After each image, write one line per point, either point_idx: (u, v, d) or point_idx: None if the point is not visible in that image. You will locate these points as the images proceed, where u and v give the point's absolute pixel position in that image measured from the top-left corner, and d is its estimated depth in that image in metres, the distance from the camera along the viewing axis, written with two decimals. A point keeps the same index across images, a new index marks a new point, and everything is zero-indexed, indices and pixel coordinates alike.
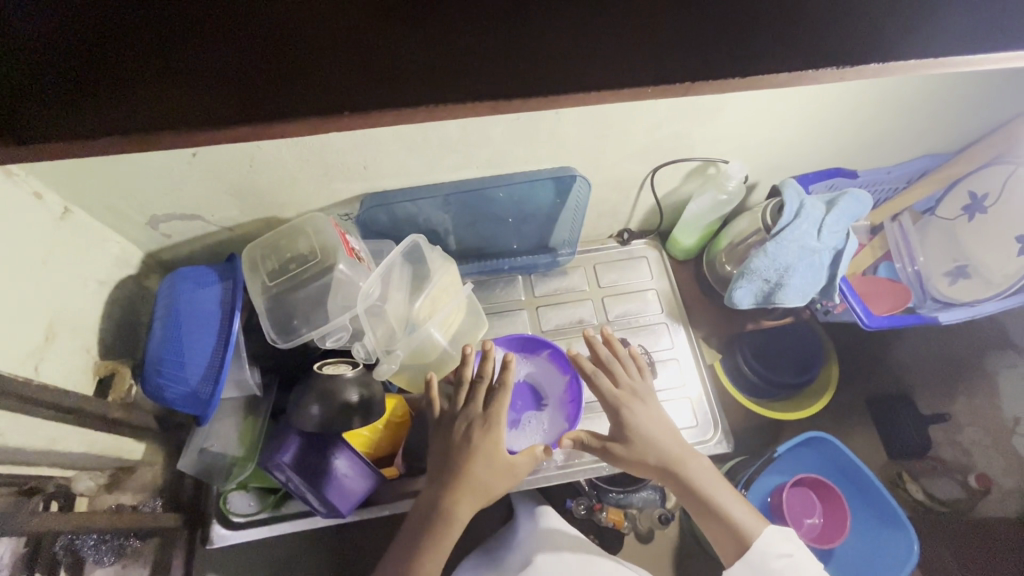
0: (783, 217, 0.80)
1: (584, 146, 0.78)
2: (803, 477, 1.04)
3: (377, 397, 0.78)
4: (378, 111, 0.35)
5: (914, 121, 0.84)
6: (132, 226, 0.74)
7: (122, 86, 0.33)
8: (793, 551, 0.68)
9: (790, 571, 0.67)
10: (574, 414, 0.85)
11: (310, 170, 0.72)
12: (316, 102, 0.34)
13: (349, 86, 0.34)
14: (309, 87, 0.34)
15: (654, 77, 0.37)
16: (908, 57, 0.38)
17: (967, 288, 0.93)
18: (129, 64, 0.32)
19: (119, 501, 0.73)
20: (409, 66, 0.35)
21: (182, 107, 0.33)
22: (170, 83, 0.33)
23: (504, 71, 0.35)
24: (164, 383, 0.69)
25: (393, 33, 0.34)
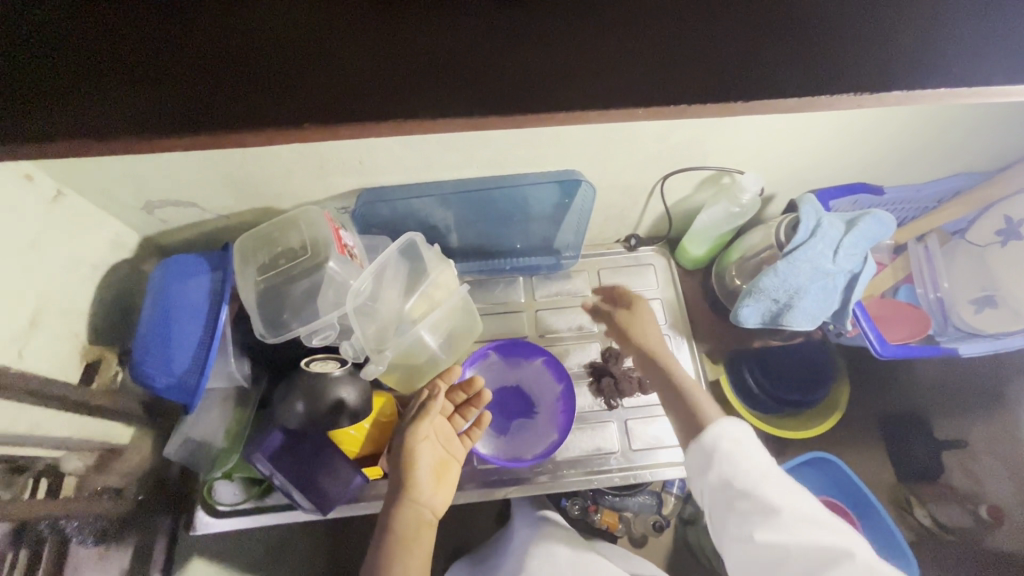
0: (797, 235, 0.76)
1: (590, 151, 0.74)
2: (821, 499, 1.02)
3: (361, 397, 0.77)
4: (335, 123, 0.34)
5: (948, 141, 0.79)
6: (127, 210, 0.73)
7: (85, 89, 0.33)
8: (740, 437, 0.63)
9: (763, 483, 0.57)
10: (565, 424, 0.83)
11: (304, 163, 0.70)
12: (275, 111, 0.33)
13: (312, 92, 0.33)
14: (271, 95, 0.33)
15: (655, 92, 0.34)
16: (915, 91, 0.35)
17: (991, 318, 0.88)
18: (98, 70, 0.33)
19: (105, 484, 0.73)
20: (376, 75, 0.34)
21: (139, 111, 0.33)
22: (134, 87, 0.33)
23: (485, 89, 0.34)
24: (148, 373, 0.69)
25: (377, 65, 0.34)
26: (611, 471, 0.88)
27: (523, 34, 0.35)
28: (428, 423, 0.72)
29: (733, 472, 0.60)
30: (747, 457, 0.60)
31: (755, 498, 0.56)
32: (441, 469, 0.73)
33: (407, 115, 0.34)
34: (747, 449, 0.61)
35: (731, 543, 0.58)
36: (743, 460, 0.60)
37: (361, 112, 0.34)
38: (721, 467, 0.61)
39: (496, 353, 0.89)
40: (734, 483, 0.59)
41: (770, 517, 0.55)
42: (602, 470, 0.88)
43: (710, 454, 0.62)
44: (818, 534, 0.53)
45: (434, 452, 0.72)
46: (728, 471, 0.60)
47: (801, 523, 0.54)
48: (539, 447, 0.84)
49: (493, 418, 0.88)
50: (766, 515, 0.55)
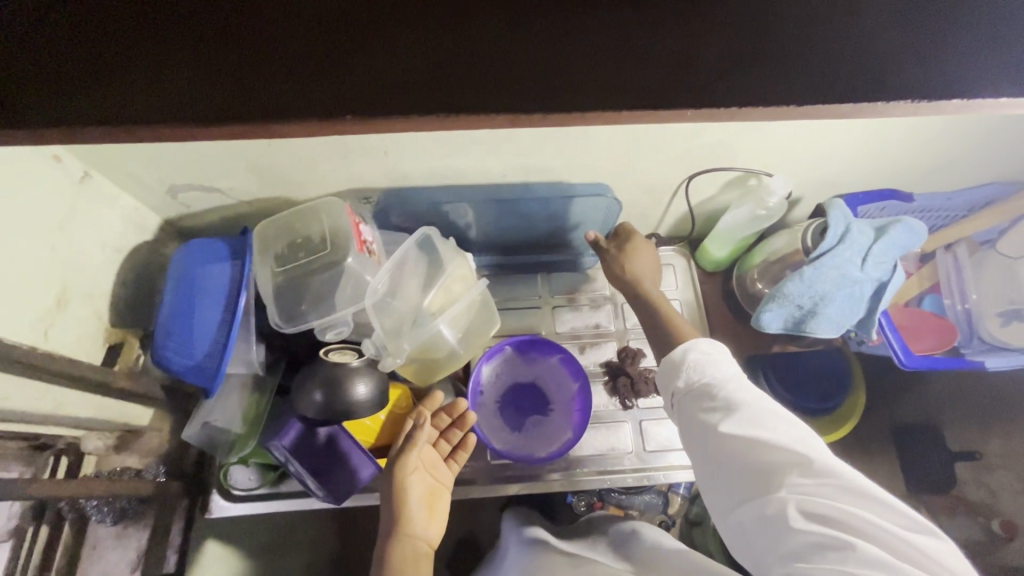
0: (825, 241, 0.74)
1: (616, 149, 0.73)
2: None
3: (378, 390, 0.77)
4: (375, 118, 0.34)
5: (985, 149, 0.77)
6: (151, 193, 0.73)
7: (135, 75, 0.33)
8: (713, 351, 0.60)
9: (734, 390, 0.56)
10: (581, 423, 0.84)
11: (328, 152, 0.69)
12: (317, 102, 0.33)
13: (355, 84, 0.33)
14: (318, 88, 0.33)
15: (697, 96, 0.34)
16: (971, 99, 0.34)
17: (1019, 331, 0.86)
18: (145, 54, 0.33)
19: (125, 464, 0.74)
20: (429, 79, 0.33)
21: (185, 95, 0.33)
22: (180, 70, 0.33)
23: (530, 85, 0.34)
24: (169, 356, 0.70)
25: (421, 58, 0.33)
26: (624, 472, 0.88)
27: (573, 31, 0.34)
28: (416, 456, 0.73)
29: (703, 381, 0.58)
30: (717, 365, 0.58)
31: (721, 401, 0.56)
32: (432, 499, 0.73)
33: (449, 111, 0.34)
34: (721, 362, 0.59)
35: (695, 445, 0.57)
36: (712, 369, 0.58)
37: (403, 107, 0.33)
38: (692, 376, 0.59)
39: (512, 348, 0.88)
40: (705, 389, 0.58)
41: (735, 413, 0.54)
42: (615, 470, 0.88)
43: (682, 365, 0.61)
44: (779, 425, 0.52)
45: (423, 483, 0.73)
46: (699, 381, 0.59)
47: (763, 419, 0.52)
48: (553, 445, 0.84)
49: (507, 414, 0.88)
50: (733, 412, 0.54)
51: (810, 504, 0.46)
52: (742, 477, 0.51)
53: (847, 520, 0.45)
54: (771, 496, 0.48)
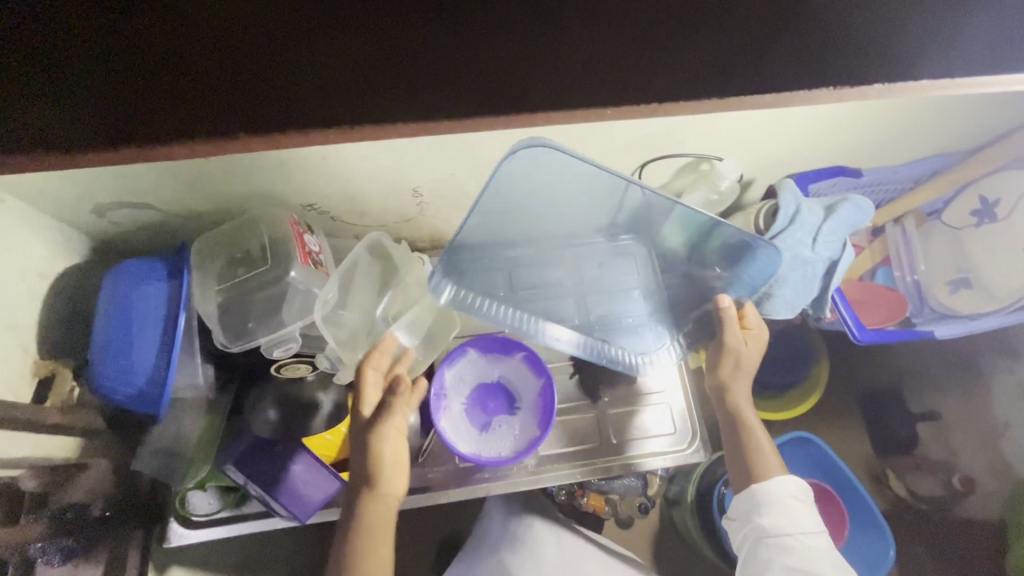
0: (776, 222, 0.76)
1: (564, 141, 0.72)
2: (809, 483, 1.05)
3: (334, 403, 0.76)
4: (283, 132, 0.31)
5: (929, 121, 0.78)
6: (75, 213, 0.69)
7: (2, 93, 0.29)
8: (799, 498, 0.73)
9: (798, 553, 0.68)
10: (546, 419, 0.83)
11: (263, 160, 0.66)
12: (210, 121, 0.31)
13: (232, 89, 0.31)
14: (224, 103, 0.31)
15: (620, 89, 0.33)
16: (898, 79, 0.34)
17: (967, 298, 0.89)
18: (12, 71, 0.29)
19: (69, 500, 0.68)
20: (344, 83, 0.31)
21: (65, 119, 0.30)
22: (52, 93, 0.30)
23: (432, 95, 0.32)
24: (108, 388, 0.66)
25: (313, 51, 0.31)
26: (595, 463, 0.90)
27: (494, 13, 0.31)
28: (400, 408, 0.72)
29: (789, 527, 0.70)
30: (804, 517, 0.71)
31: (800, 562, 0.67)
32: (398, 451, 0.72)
33: (364, 121, 0.32)
34: (802, 514, 0.72)
35: (759, 552, 0.70)
36: (793, 524, 0.70)
37: (301, 119, 0.31)
38: (780, 516, 0.71)
39: (475, 350, 0.87)
40: (790, 535, 0.69)
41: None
42: (587, 462, 0.90)
43: (767, 496, 0.72)
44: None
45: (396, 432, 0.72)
46: (787, 525, 0.70)
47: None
48: (519, 444, 0.83)
49: (474, 416, 0.86)
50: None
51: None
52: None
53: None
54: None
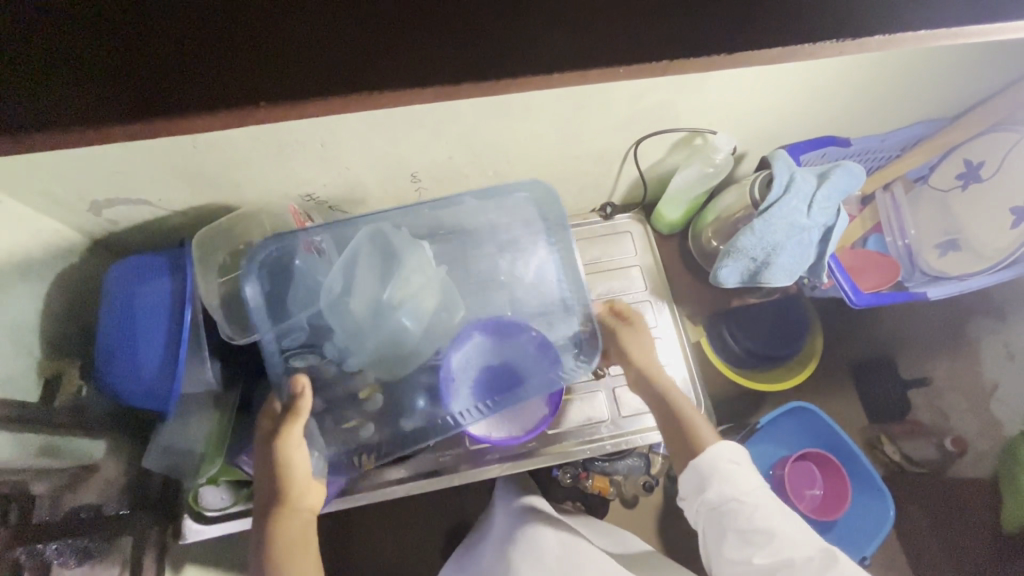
0: (771, 193, 0.77)
1: (561, 120, 0.72)
2: (807, 451, 1.08)
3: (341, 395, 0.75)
4: (286, 108, 0.34)
5: (916, 86, 0.79)
6: (71, 212, 0.68)
7: (52, 75, 0.33)
8: (737, 459, 0.70)
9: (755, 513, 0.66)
10: (556, 400, 0.84)
11: (261, 150, 0.66)
12: (233, 90, 0.34)
13: (251, 71, 0.34)
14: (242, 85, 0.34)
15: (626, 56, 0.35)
16: (891, 35, 0.35)
17: (956, 260, 0.91)
18: (61, 57, 0.33)
19: (81, 501, 0.68)
20: (354, 64, 0.34)
21: (101, 99, 0.33)
22: (89, 77, 0.33)
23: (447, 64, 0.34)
24: (116, 384, 0.66)
25: (328, 39, 0.34)
26: (602, 439, 0.90)
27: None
28: (278, 448, 0.65)
29: (732, 492, 0.67)
30: (744, 478, 0.68)
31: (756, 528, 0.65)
32: (296, 491, 0.66)
33: (382, 91, 0.34)
34: (742, 474, 0.69)
35: (712, 523, 0.68)
36: (741, 481, 0.68)
37: (312, 87, 0.34)
38: (722, 485, 0.68)
39: (480, 335, 0.81)
40: (734, 500, 0.67)
41: (766, 540, 0.65)
42: (594, 439, 0.90)
43: (707, 471, 0.69)
44: (800, 544, 0.65)
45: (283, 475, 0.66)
46: (729, 490, 0.67)
47: (785, 545, 0.64)
48: (530, 425, 0.83)
49: None
50: (764, 536, 0.65)
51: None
52: (793, 547, 0.64)
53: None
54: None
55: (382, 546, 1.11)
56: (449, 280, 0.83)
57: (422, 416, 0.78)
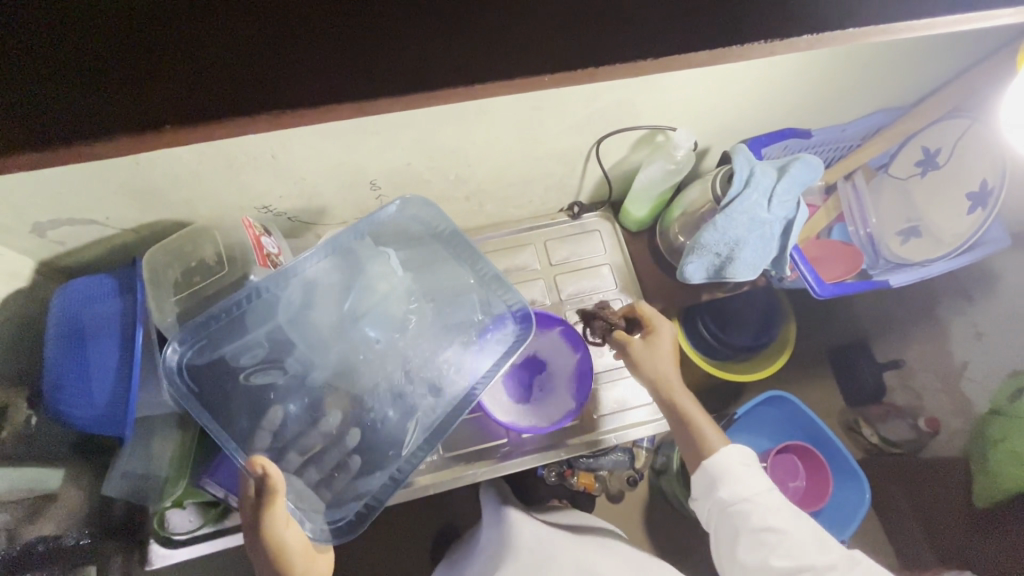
0: (732, 188, 0.76)
1: (519, 121, 0.71)
2: (791, 445, 1.08)
3: (339, 418, 0.72)
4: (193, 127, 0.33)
5: (870, 78, 0.80)
6: (13, 234, 0.66)
7: None
8: (748, 462, 0.72)
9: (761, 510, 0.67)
10: (582, 393, 0.86)
11: (210, 164, 0.64)
12: (75, 120, 0.32)
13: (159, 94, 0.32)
14: (147, 105, 0.32)
15: (553, 64, 0.35)
16: (820, 32, 0.36)
17: (916, 247, 0.92)
18: None
19: (40, 533, 0.66)
20: (265, 87, 0.33)
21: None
22: None
23: (300, 89, 0.33)
24: (64, 410, 0.63)
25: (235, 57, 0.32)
26: (577, 440, 0.91)
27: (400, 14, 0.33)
28: (265, 527, 0.63)
29: (741, 492, 0.69)
30: (746, 481, 0.69)
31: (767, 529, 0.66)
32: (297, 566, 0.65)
33: (254, 112, 0.33)
34: (755, 476, 0.70)
35: (724, 525, 0.70)
36: (739, 484, 0.69)
37: (165, 119, 0.33)
38: (730, 484, 0.70)
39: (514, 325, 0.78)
40: (744, 502, 0.68)
41: (766, 537, 0.66)
42: (569, 440, 0.90)
43: (718, 474, 0.71)
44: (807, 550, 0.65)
45: (279, 557, 0.64)
46: (739, 490, 0.69)
47: (790, 542, 0.65)
48: (557, 415, 0.87)
49: (512, 388, 0.89)
50: (765, 534, 0.66)
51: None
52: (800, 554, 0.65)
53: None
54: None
55: (363, 557, 1.10)
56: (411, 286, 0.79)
57: (390, 420, 0.73)
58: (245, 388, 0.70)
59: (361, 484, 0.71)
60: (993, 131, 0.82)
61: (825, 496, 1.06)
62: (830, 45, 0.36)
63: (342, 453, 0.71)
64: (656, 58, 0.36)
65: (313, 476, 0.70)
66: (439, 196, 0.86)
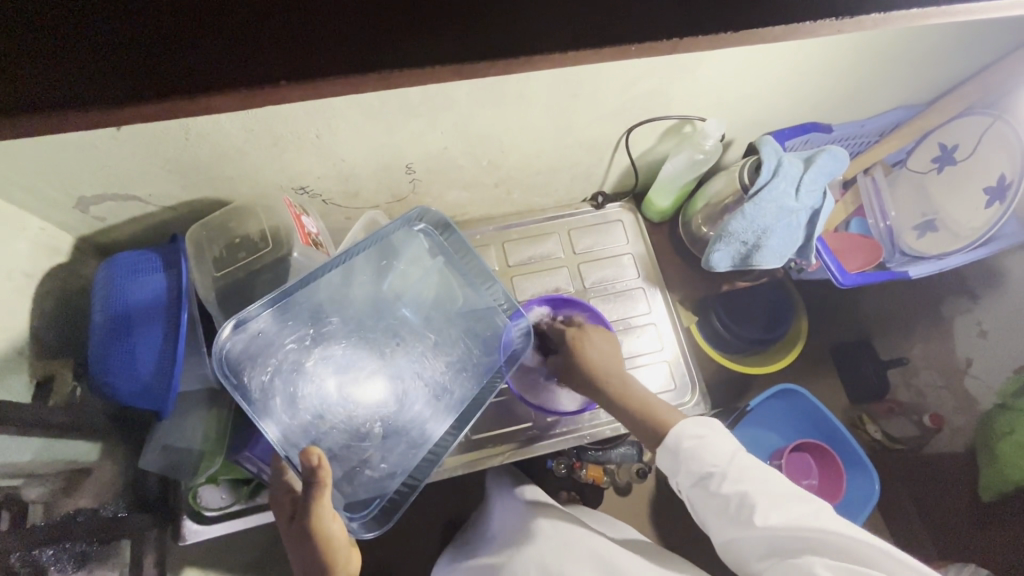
0: (760, 176, 0.78)
1: (555, 107, 0.72)
2: (804, 442, 1.11)
3: (366, 411, 0.71)
4: (206, 95, 0.29)
5: (895, 72, 0.82)
6: (57, 209, 0.66)
7: None
8: (703, 433, 0.64)
9: (701, 453, 0.62)
10: None
11: (256, 142, 0.65)
12: (68, 82, 0.27)
13: (166, 59, 0.28)
14: (152, 68, 0.28)
15: (620, 29, 0.32)
16: (890, 11, 0.34)
17: (934, 240, 0.94)
18: None
19: (77, 505, 0.67)
20: (298, 44, 0.29)
21: None
22: None
23: (339, 50, 0.29)
24: (111, 381, 0.64)
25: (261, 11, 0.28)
26: (602, 424, 0.92)
27: None
28: (311, 521, 0.59)
29: (700, 467, 0.62)
30: (712, 450, 0.62)
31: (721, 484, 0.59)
32: (338, 560, 0.62)
33: (287, 79, 0.29)
34: (710, 446, 0.62)
35: (698, 497, 0.62)
36: (707, 454, 0.62)
37: (161, 80, 0.28)
38: (688, 464, 0.63)
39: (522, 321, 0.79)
40: (703, 475, 0.61)
41: (739, 504, 0.57)
42: (593, 424, 0.92)
43: (673, 449, 0.65)
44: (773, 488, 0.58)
45: (324, 547, 0.61)
46: (696, 467, 0.62)
47: (760, 499, 0.56)
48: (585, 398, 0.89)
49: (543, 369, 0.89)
50: (735, 501, 0.58)
51: (839, 567, 0.50)
52: (778, 516, 0.55)
53: (854, 551, 0.51)
54: (799, 562, 0.52)
55: (379, 541, 1.11)
56: (447, 277, 0.79)
57: (425, 408, 0.73)
58: (286, 365, 0.71)
59: (391, 471, 0.70)
60: (1013, 127, 0.83)
61: (840, 494, 1.08)
62: (897, 25, 0.34)
63: (372, 442, 0.70)
64: (728, 32, 0.33)
65: (337, 472, 0.68)
66: (469, 183, 0.88)
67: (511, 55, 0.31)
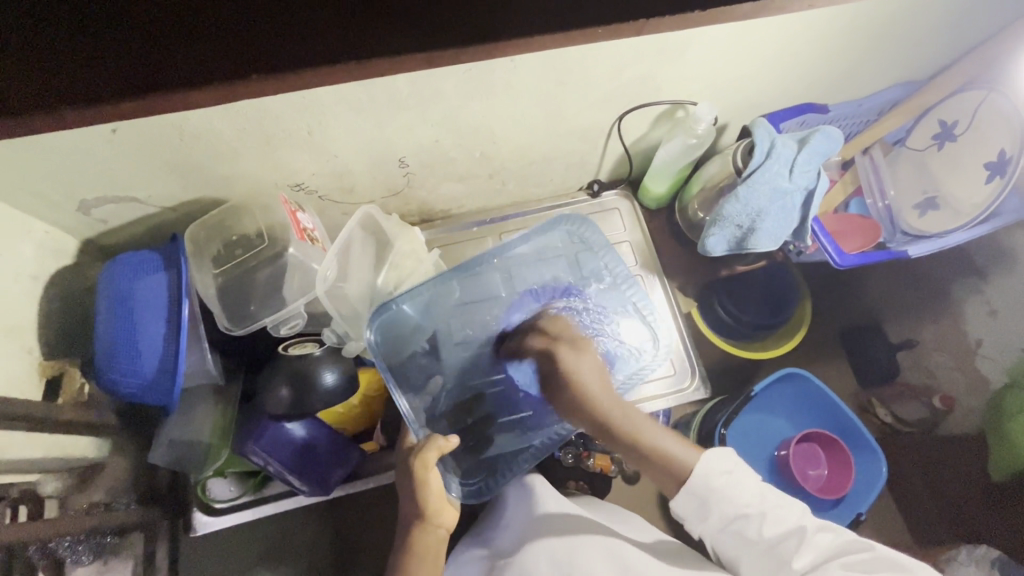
0: (753, 159, 0.78)
1: (543, 96, 0.73)
2: (812, 433, 1.09)
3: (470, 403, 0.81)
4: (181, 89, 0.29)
5: (888, 48, 0.81)
6: (61, 213, 0.68)
7: None
8: (732, 467, 0.62)
9: (730, 490, 0.60)
10: None
11: (249, 141, 0.66)
12: (50, 81, 0.29)
13: (147, 58, 0.29)
14: (134, 68, 0.29)
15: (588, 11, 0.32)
16: None
17: (935, 218, 0.93)
18: None
19: (92, 499, 0.70)
20: (274, 37, 0.30)
21: None
22: None
23: (314, 43, 0.30)
24: (118, 378, 0.66)
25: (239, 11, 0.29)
26: None
27: None
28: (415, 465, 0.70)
29: (734, 509, 0.59)
30: (744, 487, 0.60)
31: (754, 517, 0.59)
32: (433, 508, 0.69)
33: (263, 71, 0.30)
34: (743, 484, 0.60)
35: (720, 532, 0.60)
36: (738, 492, 0.60)
37: (140, 77, 0.29)
38: (722, 506, 0.60)
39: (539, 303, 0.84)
40: (738, 517, 0.59)
41: (776, 546, 0.58)
42: None
43: (705, 496, 0.61)
44: (790, 518, 0.59)
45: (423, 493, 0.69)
46: (731, 507, 0.59)
47: (805, 542, 0.57)
48: None
49: None
50: (775, 540, 0.58)
51: None
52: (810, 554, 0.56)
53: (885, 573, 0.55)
54: None
55: None
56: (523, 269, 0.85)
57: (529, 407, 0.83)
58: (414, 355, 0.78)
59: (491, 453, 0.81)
60: (1010, 100, 0.83)
61: (846, 488, 1.05)
62: None
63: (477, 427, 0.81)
64: (696, 10, 0.33)
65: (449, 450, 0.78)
66: (463, 175, 0.88)
67: (480, 40, 0.31)
